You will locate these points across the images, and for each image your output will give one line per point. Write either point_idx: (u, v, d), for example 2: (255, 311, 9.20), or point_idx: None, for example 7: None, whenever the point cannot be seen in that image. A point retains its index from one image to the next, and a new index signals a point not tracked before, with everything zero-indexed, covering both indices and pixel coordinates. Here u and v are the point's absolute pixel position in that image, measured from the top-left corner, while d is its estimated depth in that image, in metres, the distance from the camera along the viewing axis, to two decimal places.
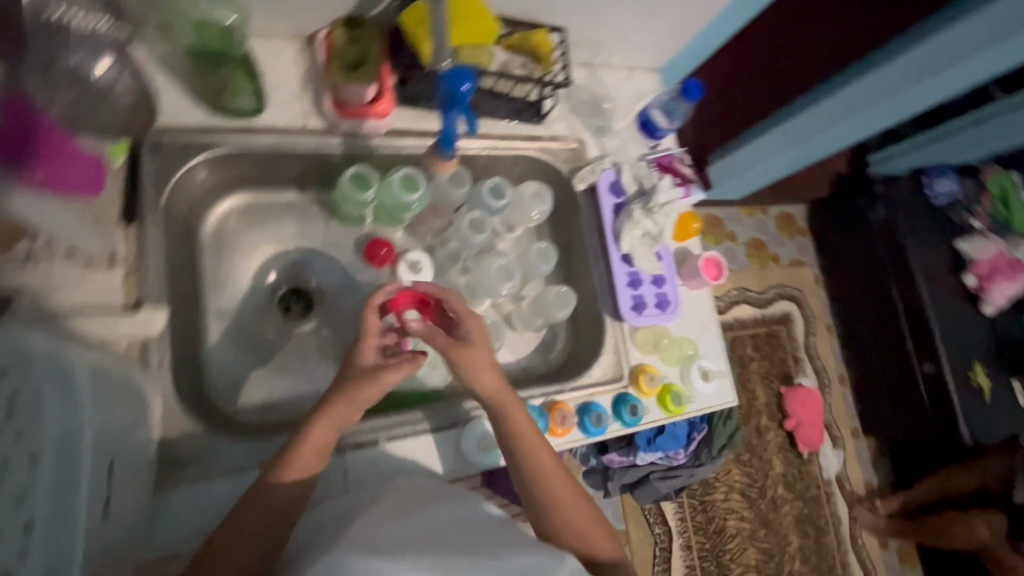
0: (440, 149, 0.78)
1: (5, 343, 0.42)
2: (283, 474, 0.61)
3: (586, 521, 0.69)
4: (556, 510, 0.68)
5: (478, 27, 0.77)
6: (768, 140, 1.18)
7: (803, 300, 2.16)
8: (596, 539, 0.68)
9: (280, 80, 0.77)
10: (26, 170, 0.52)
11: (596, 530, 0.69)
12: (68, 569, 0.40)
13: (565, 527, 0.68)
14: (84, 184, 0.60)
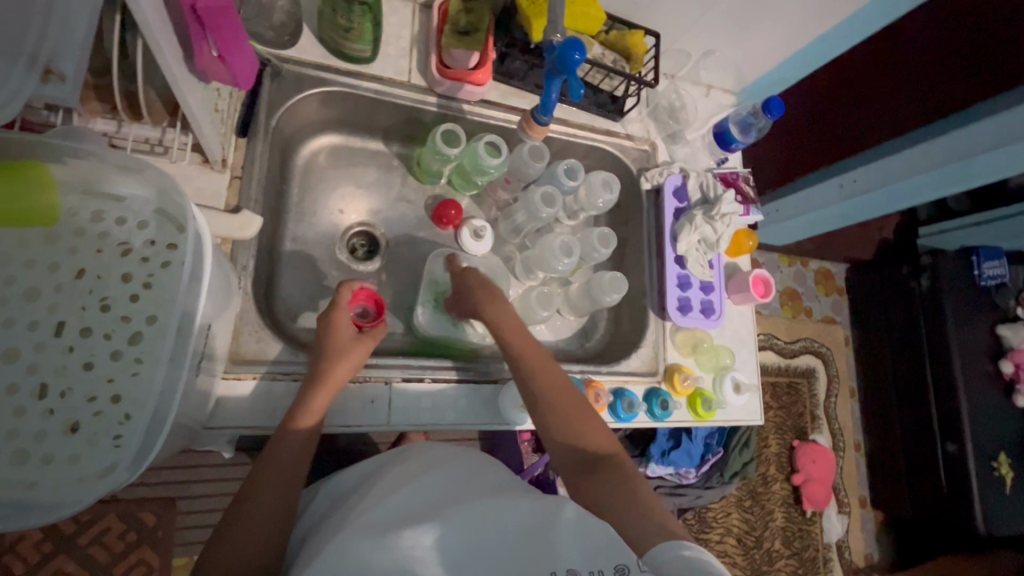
0: (537, 114, 0.82)
1: (161, 196, 0.49)
2: (294, 425, 0.64)
3: (586, 422, 0.68)
4: (553, 410, 0.68)
5: (585, 14, 0.82)
6: (822, 189, 1.23)
7: (829, 359, 2.14)
8: (596, 439, 0.68)
9: (394, 35, 0.84)
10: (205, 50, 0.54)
11: (594, 426, 0.68)
12: (165, 417, 0.48)
13: (564, 426, 0.68)
14: (240, 76, 0.61)
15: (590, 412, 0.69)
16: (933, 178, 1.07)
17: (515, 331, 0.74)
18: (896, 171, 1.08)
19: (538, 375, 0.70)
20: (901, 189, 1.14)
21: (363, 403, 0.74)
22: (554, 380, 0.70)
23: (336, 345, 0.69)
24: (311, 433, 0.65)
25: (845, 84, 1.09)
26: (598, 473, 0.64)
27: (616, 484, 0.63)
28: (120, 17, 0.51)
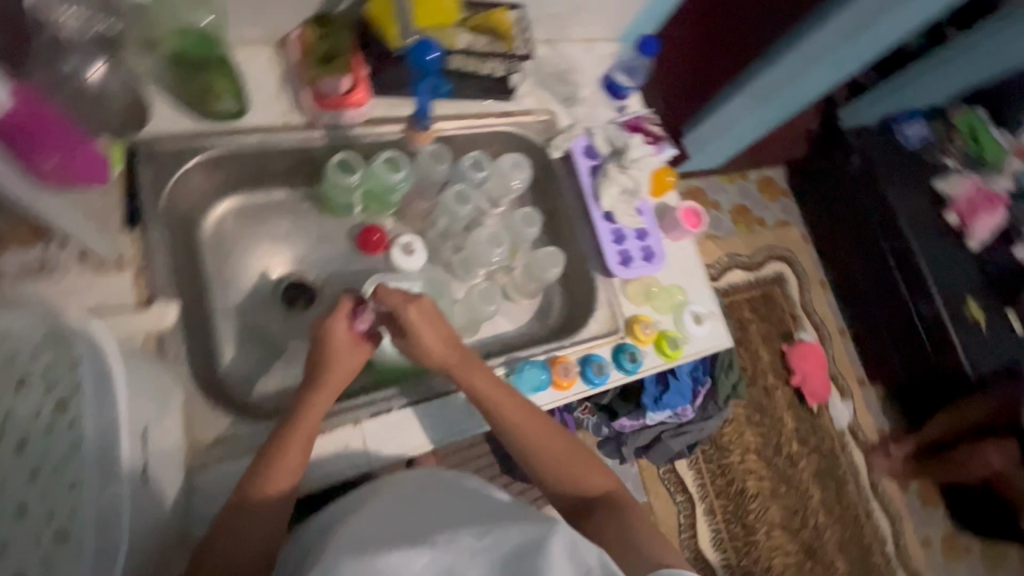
0: (417, 120, 0.86)
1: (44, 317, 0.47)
2: (263, 487, 0.62)
3: (581, 464, 0.73)
4: (548, 462, 0.72)
5: (437, 7, 0.83)
6: (734, 106, 1.26)
7: (794, 260, 2.21)
8: (593, 479, 0.72)
9: (260, 82, 0.82)
10: (38, 160, 0.55)
11: (588, 469, 0.73)
12: (118, 530, 0.46)
13: (560, 474, 0.72)
14: (87, 175, 0.62)
15: (583, 454, 0.74)
16: (839, 59, 1.13)
17: (493, 393, 0.73)
18: (803, 63, 1.14)
19: (526, 434, 0.72)
20: (806, 83, 1.20)
21: (338, 449, 0.73)
22: (545, 436, 0.73)
23: (334, 353, 0.71)
24: (313, 430, 0.66)
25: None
26: (598, 515, 0.69)
27: (617, 517, 0.68)
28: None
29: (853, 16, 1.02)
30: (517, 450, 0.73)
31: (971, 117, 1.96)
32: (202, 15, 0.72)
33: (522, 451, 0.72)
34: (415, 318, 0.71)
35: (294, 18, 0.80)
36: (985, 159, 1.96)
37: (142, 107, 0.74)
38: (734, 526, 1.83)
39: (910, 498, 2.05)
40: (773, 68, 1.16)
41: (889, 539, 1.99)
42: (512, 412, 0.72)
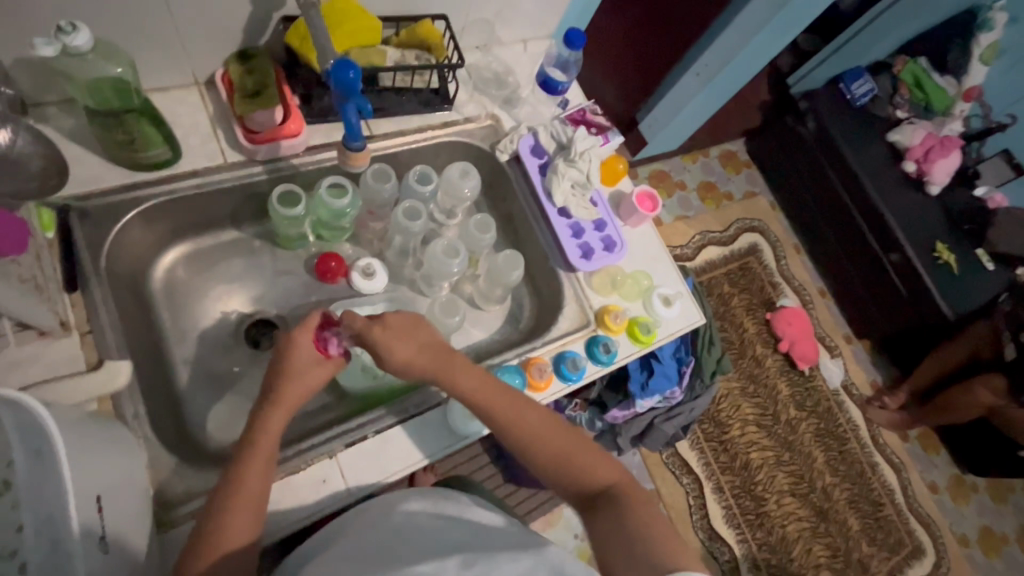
0: (348, 142, 0.77)
1: None
2: (219, 543, 0.57)
3: (581, 455, 0.69)
4: (545, 455, 0.68)
5: (359, 27, 0.80)
6: (685, 82, 1.51)
7: (765, 229, 2.23)
8: (595, 469, 0.68)
9: (190, 124, 0.80)
10: None
11: (594, 461, 0.69)
12: None
13: (559, 468, 0.68)
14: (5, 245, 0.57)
15: (584, 443, 0.70)
16: (753, 48, 1.40)
17: (485, 390, 0.69)
18: (738, 39, 1.36)
19: (521, 426, 0.68)
20: (747, 58, 1.44)
21: (317, 486, 0.72)
22: (541, 427, 0.69)
23: (294, 365, 0.66)
24: (270, 454, 0.62)
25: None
26: (605, 510, 0.65)
27: (622, 512, 0.64)
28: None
29: (758, 12, 1.30)
30: (512, 442, 0.69)
31: (914, 67, 1.99)
32: (112, 67, 0.67)
33: (521, 444, 0.68)
34: (378, 336, 0.68)
35: (216, 56, 0.80)
36: (934, 106, 1.98)
37: (69, 166, 0.73)
38: (745, 500, 1.81)
39: (912, 446, 2.05)
40: (707, 52, 1.42)
41: (897, 489, 1.97)
42: (506, 409, 0.68)
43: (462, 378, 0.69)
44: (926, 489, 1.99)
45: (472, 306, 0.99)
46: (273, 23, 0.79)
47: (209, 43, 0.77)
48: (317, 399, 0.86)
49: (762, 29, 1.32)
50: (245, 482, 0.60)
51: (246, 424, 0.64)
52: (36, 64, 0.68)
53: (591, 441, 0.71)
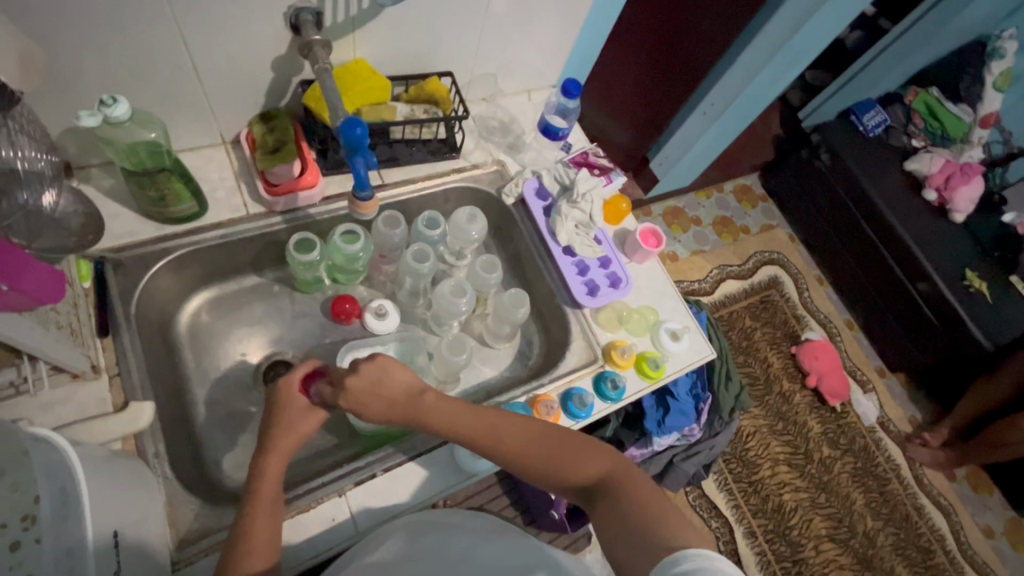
0: (357, 192, 0.82)
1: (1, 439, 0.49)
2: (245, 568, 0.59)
3: (566, 450, 0.67)
4: (531, 462, 0.67)
5: (369, 86, 0.86)
6: (693, 120, 1.58)
7: (785, 261, 2.21)
8: (586, 462, 0.66)
9: (217, 180, 0.87)
10: None
11: (580, 453, 0.67)
12: None
13: (550, 471, 0.66)
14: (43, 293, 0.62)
15: (570, 438, 0.68)
16: (758, 85, 1.45)
17: (455, 413, 0.68)
18: (743, 79, 1.42)
19: (501, 440, 0.67)
20: (753, 94, 1.48)
21: (325, 524, 0.73)
22: (521, 434, 0.67)
23: (285, 418, 0.67)
24: (274, 495, 0.64)
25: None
26: (602, 498, 0.64)
27: (619, 501, 0.62)
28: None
29: (759, 53, 1.34)
30: (498, 458, 0.68)
31: (926, 97, 1.99)
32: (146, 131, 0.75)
33: (503, 456, 0.67)
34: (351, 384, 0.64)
35: (242, 117, 0.87)
36: (949, 133, 1.96)
37: (107, 221, 0.79)
38: (780, 546, 1.72)
39: (960, 487, 1.93)
40: (712, 92, 1.47)
41: (947, 533, 1.84)
42: (478, 427, 0.67)
43: (435, 404, 0.67)
44: (979, 534, 1.86)
45: (482, 344, 1.01)
46: (293, 86, 0.87)
47: (236, 106, 0.85)
48: (331, 438, 0.88)
49: (764, 68, 1.36)
50: (255, 525, 0.61)
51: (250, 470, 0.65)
52: (83, 131, 0.76)
53: (579, 433, 0.69)
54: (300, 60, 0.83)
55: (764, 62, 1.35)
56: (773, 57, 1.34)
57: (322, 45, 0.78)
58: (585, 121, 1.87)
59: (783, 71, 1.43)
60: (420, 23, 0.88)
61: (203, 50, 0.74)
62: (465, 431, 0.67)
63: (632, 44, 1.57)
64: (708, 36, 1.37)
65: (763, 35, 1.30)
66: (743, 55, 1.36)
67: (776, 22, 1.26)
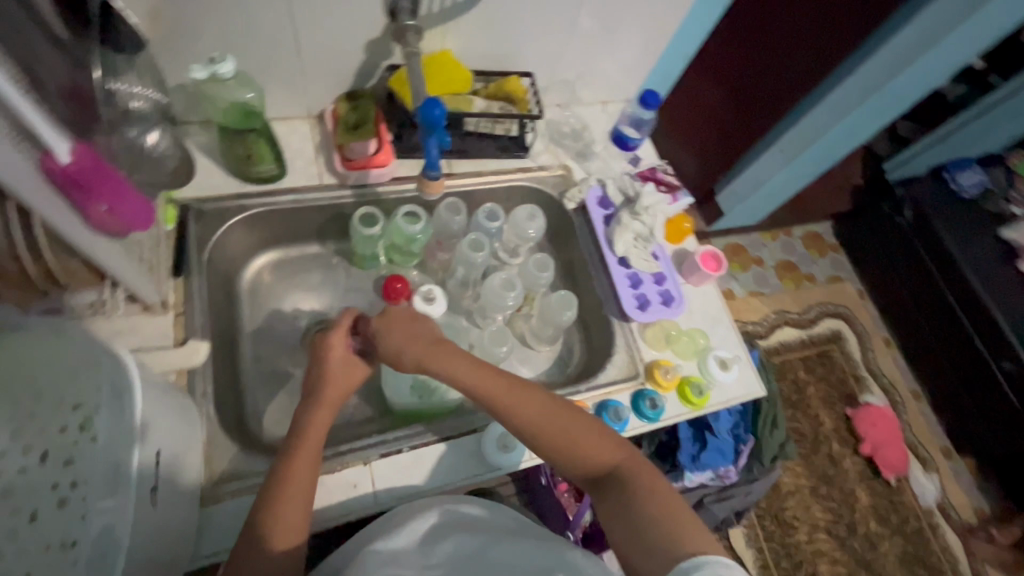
0: (427, 172, 0.87)
1: (77, 346, 0.53)
2: (278, 508, 0.61)
3: (587, 436, 0.69)
4: (546, 438, 0.69)
5: (450, 74, 0.90)
6: (768, 158, 1.53)
7: (850, 316, 2.08)
8: (605, 451, 0.69)
9: (299, 149, 0.93)
10: (90, 202, 0.53)
11: (601, 440, 0.70)
12: (117, 540, 0.49)
13: (566, 451, 0.69)
14: (139, 219, 0.62)
15: (590, 425, 0.70)
16: (846, 126, 1.39)
17: (486, 380, 0.70)
18: (828, 120, 1.38)
19: (524, 414, 0.69)
20: (840, 136, 1.43)
21: (347, 490, 0.74)
22: (542, 408, 0.69)
23: (333, 373, 0.70)
24: (317, 450, 0.66)
25: (768, 32, 1.35)
26: (612, 487, 0.67)
27: (630, 493, 0.65)
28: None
29: (850, 95, 1.31)
30: (520, 430, 0.69)
31: None
32: (244, 91, 0.81)
33: (523, 429, 0.69)
34: (387, 339, 0.73)
35: (329, 94, 0.92)
36: None
37: (197, 173, 0.86)
38: None
39: None
40: (792, 129, 1.43)
41: None
42: (507, 397, 0.69)
43: (456, 366, 0.71)
44: None
45: (523, 344, 1.00)
46: (381, 70, 0.91)
47: (326, 83, 0.90)
48: (364, 410, 0.90)
49: (853, 111, 1.33)
50: (294, 476, 0.63)
51: (294, 424, 0.68)
52: (191, 88, 0.83)
53: (594, 420, 0.71)
54: (390, 45, 0.87)
55: (854, 105, 1.32)
56: (865, 101, 1.30)
57: (415, 32, 0.81)
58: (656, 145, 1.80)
59: (877, 116, 1.37)
60: (509, 20, 0.91)
61: (306, 24, 0.79)
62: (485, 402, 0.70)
63: (715, 74, 1.53)
64: (799, 72, 1.34)
65: (856, 77, 1.27)
66: (833, 95, 1.32)
67: (873, 65, 1.23)
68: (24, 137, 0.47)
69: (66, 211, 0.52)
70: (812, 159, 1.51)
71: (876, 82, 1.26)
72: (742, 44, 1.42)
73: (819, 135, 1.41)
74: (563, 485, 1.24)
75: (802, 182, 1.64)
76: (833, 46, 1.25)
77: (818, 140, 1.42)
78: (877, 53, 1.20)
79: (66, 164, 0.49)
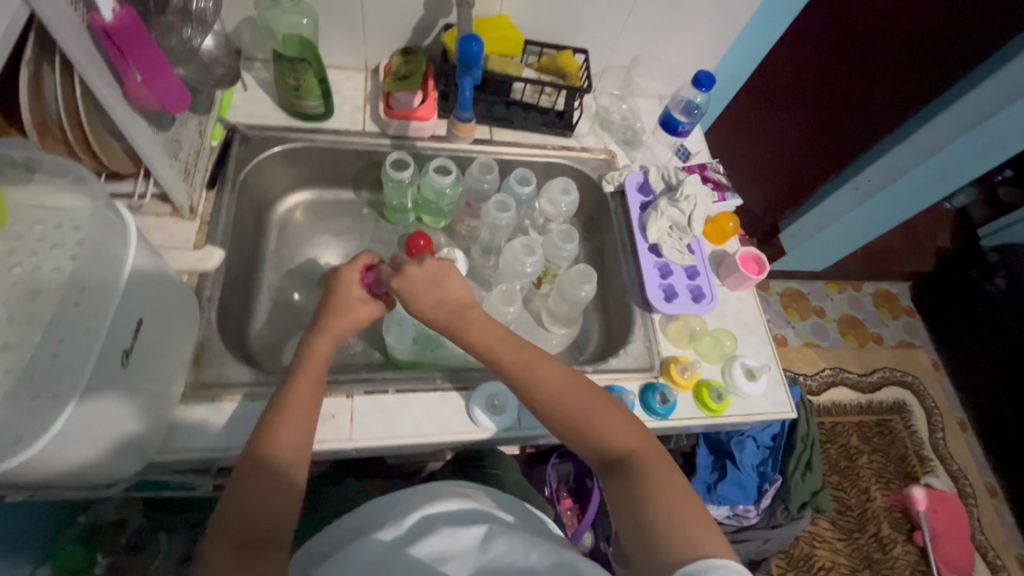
0: (458, 113, 0.90)
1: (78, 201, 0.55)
2: (275, 435, 0.60)
3: (599, 417, 0.63)
4: (559, 413, 0.63)
5: (501, 35, 0.91)
6: (840, 196, 1.41)
7: (919, 387, 1.86)
8: (618, 436, 0.61)
9: (349, 96, 0.96)
10: (128, 69, 0.56)
11: (617, 422, 0.63)
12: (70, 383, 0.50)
13: (576, 428, 0.63)
14: (173, 100, 0.63)
15: (605, 405, 0.64)
16: (928, 173, 1.27)
17: (501, 343, 0.68)
18: (907, 164, 1.26)
19: (535, 381, 0.65)
20: (920, 183, 1.30)
21: (323, 418, 0.71)
22: (556, 379, 0.65)
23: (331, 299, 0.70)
24: (318, 374, 0.66)
25: (865, 57, 1.21)
26: (620, 474, 0.59)
27: (641, 486, 0.57)
28: (35, 37, 0.55)
29: (942, 132, 1.18)
30: (530, 399, 0.65)
31: None
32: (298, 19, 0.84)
33: (531, 396, 0.65)
34: (400, 288, 0.71)
35: (385, 47, 0.95)
36: None
37: (250, 103, 0.90)
38: None
39: None
40: (871, 167, 1.31)
41: None
42: (520, 363, 0.67)
43: (477, 320, 0.70)
44: None
45: (538, 323, 0.96)
46: (437, 28, 0.93)
47: (384, 35, 0.93)
48: (364, 356, 0.89)
49: (943, 150, 1.19)
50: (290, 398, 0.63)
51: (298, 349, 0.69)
52: (257, 22, 0.88)
53: (615, 402, 0.65)
54: (449, 3, 0.89)
55: (946, 142, 1.19)
56: (959, 139, 1.17)
57: None
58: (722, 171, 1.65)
59: (965, 168, 1.25)
60: None
61: None
62: (499, 362, 0.67)
63: (790, 101, 1.38)
64: (890, 102, 1.20)
65: (952, 110, 1.14)
66: (921, 133, 1.20)
67: (974, 99, 1.11)
68: None
69: (106, 74, 0.55)
70: (885, 206, 1.39)
71: (968, 123, 1.14)
72: (830, 66, 1.28)
73: (896, 179, 1.30)
74: (567, 502, 1.16)
75: (881, 227, 1.51)
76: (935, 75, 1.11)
77: (896, 184, 1.31)
78: (974, 91, 1.10)
79: (108, 22, 0.52)
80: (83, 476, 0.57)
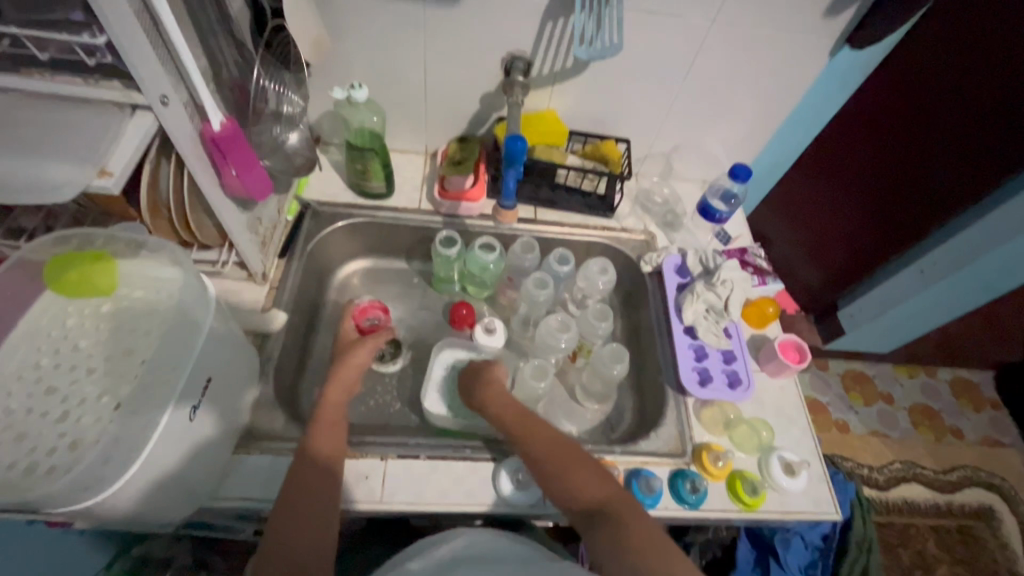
0: (502, 201, 0.98)
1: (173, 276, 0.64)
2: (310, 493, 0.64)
3: (580, 471, 0.68)
4: (545, 460, 0.70)
5: (548, 128, 0.99)
6: (904, 278, 1.34)
7: (1009, 492, 1.66)
8: (595, 489, 0.66)
9: (409, 178, 1.06)
10: (226, 166, 0.66)
11: (597, 477, 0.67)
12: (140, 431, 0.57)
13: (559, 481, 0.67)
14: (255, 190, 0.71)
15: (585, 463, 0.69)
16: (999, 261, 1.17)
17: (501, 403, 0.79)
18: (977, 245, 1.17)
19: (529, 435, 0.73)
20: (998, 270, 1.19)
21: (358, 479, 0.75)
22: (548, 436, 0.72)
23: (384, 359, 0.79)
24: (335, 422, 0.75)
25: (921, 143, 1.14)
26: (599, 524, 0.62)
27: (615, 536, 0.60)
28: (160, 142, 0.67)
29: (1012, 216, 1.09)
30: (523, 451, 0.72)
31: None
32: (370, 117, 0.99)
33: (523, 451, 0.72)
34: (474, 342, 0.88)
35: (444, 136, 1.06)
36: None
37: (322, 183, 1.03)
38: None
39: None
40: (937, 249, 1.24)
41: None
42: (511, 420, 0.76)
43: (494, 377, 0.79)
44: None
45: (572, 398, 0.97)
46: (490, 121, 1.03)
47: (443, 126, 1.04)
48: (402, 418, 0.93)
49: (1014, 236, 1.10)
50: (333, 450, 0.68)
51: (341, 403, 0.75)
52: (335, 115, 1.01)
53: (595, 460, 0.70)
54: (502, 100, 0.99)
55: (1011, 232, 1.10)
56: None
57: (522, 86, 0.91)
58: (770, 254, 1.62)
59: None
60: (610, 86, 0.98)
61: (436, 75, 0.95)
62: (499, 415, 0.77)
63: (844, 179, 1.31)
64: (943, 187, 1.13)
65: None
66: (990, 217, 1.13)
67: None
68: (194, 107, 0.62)
69: (207, 170, 0.66)
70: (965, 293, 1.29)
71: None
72: (886, 150, 1.20)
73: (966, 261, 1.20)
74: None
75: (948, 314, 1.39)
76: (991, 166, 1.04)
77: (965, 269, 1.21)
78: None
79: (216, 131, 0.63)
80: (147, 518, 0.63)
